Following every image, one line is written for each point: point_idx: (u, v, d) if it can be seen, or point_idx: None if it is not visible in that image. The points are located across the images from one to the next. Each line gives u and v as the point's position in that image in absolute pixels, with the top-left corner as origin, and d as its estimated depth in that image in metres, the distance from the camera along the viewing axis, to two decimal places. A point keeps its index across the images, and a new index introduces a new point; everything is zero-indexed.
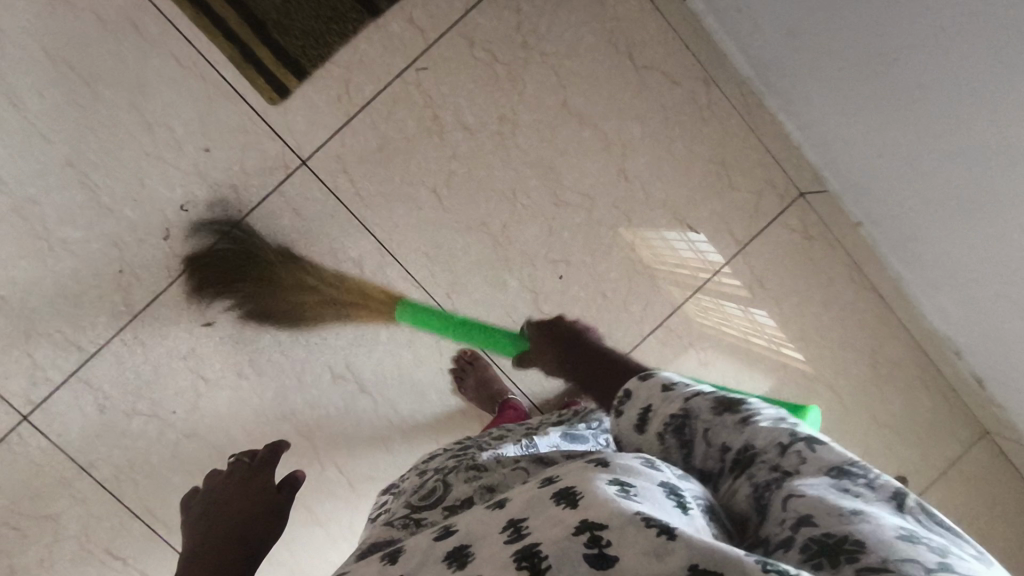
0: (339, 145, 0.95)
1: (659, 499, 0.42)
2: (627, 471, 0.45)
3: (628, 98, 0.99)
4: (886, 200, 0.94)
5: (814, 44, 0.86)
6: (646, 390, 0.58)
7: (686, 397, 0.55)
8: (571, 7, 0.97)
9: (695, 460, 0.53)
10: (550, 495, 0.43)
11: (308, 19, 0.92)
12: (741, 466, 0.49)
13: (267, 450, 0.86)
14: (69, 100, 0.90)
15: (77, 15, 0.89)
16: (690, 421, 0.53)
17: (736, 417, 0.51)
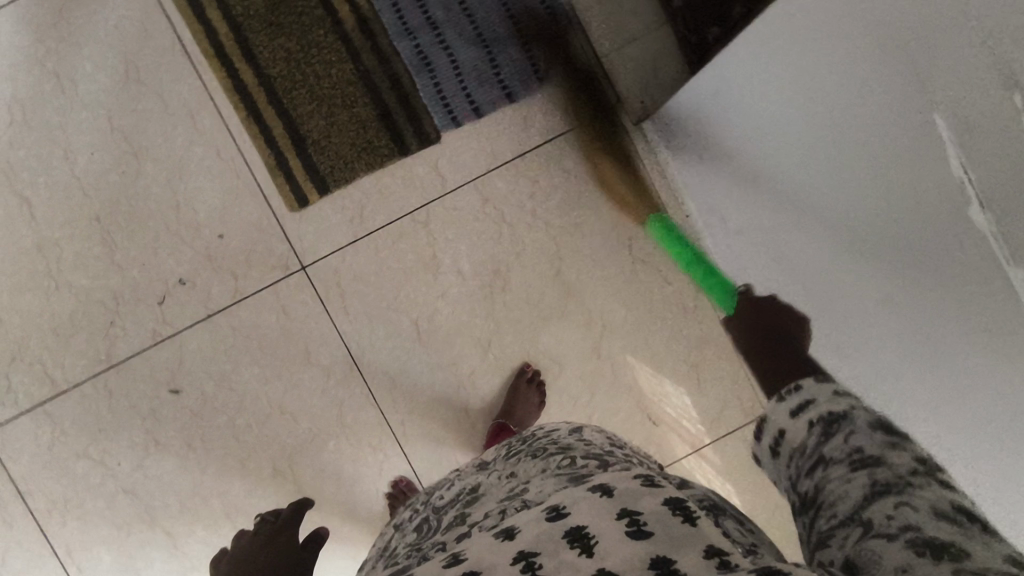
0: (340, 261, 1.01)
1: (663, 518, 0.47)
2: (634, 498, 0.49)
3: (619, 284, 1.03)
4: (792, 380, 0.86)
5: (744, 189, 0.86)
6: (819, 389, 0.59)
7: (854, 403, 0.56)
8: (585, 187, 1.02)
9: (826, 446, 0.54)
10: (563, 531, 0.47)
11: (344, 145, 1.00)
12: (863, 462, 0.50)
13: (290, 509, 0.98)
14: (116, 164, 0.99)
15: (146, 95, 0.99)
16: (845, 420, 0.54)
17: (889, 437, 0.51)
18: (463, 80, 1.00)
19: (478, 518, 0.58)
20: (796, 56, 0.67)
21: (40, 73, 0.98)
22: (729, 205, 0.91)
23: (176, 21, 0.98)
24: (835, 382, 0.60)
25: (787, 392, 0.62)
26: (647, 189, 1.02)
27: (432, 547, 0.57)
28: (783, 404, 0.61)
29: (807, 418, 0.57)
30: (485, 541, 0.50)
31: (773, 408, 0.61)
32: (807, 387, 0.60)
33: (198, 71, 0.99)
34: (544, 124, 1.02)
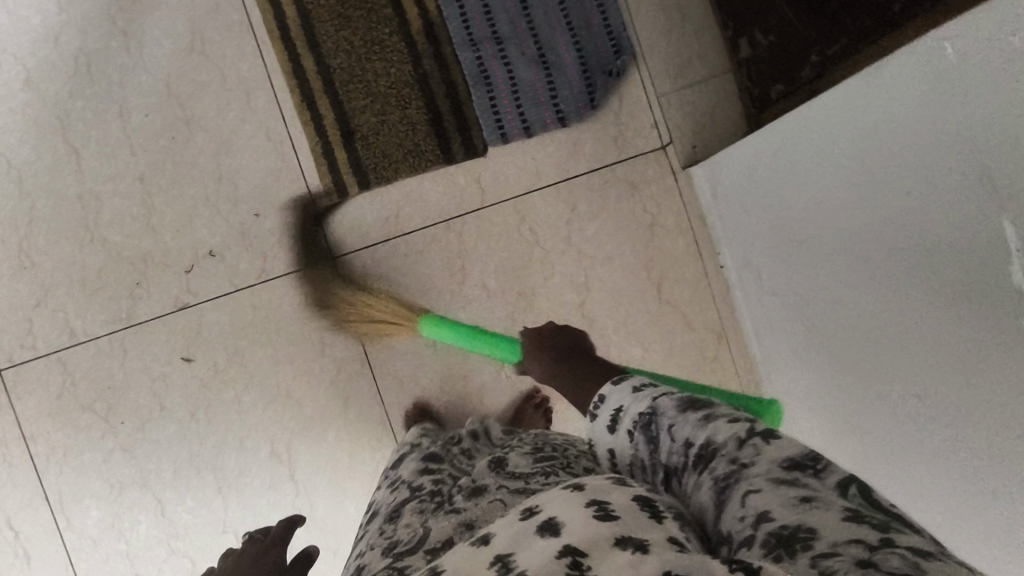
0: (368, 257, 1.01)
1: (634, 512, 0.45)
2: (605, 491, 0.47)
3: (642, 323, 1.02)
4: (799, 365, 0.88)
5: (761, 192, 0.85)
6: (624, 395, 0.60)
7: (656, 399, 0.56)
8: (623, 222, 1.01)
9: (662, 456, 0.53)
10: (533, 525, 0.45)
11: (390, 144, 1.00)
12: (700, 458, 0.49)
13: (281, 525, 0.89)
14: (167, 128, 1.00)
15: (205, 67, 1.00)
16: (658, 419, 0.54)
17: (699, 415, 0.52)
18: (519, 98, 1.00)
19: (470, 524, 0.56)
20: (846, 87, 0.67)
21: (110, 29, 0.99)
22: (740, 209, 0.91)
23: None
24: (635, 382, 0.61)
25: (597, 404, 0.62)
26: (685, 235, 1.01)
27: (421, 551, 0.55)
28: (605, 424, 0.60)
29: (628, 430, 0.57)
30: (462, 548, 0.47)
31: (597, 430, 0.61)
32: (616, 397, 0.60)
33: (261, 52, 1.00)
34: (591, 152, 1.01)
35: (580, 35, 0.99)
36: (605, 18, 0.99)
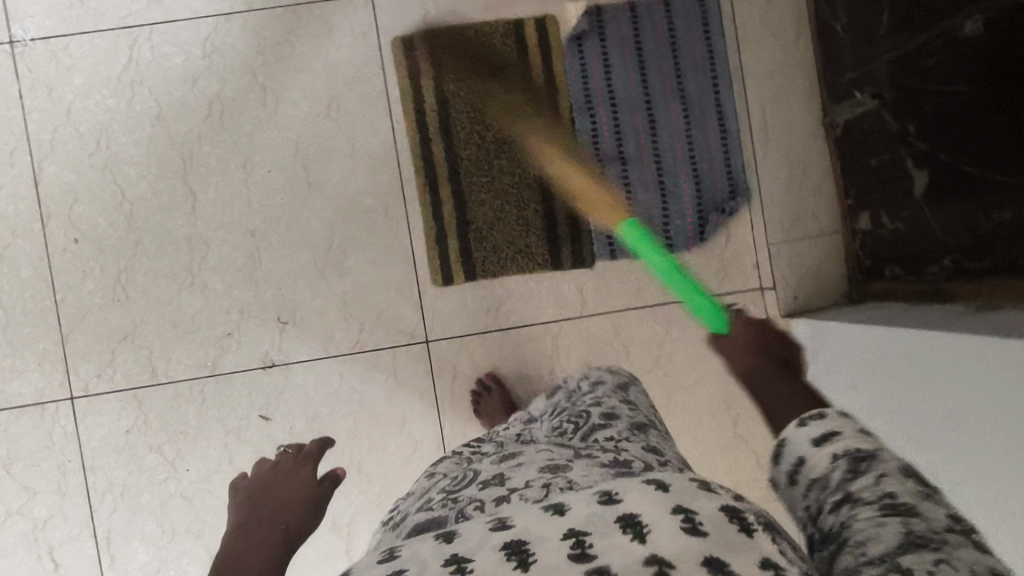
0: (462, 346, 1.02)
1: (720, 525, 0.45)
2: (692, 497, 0.47)
3: (714, 452, 1.04)
4: None
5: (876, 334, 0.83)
6: (847, 422, 0.50)
7: (882, 446, 0.48)
8: (712, 352, 1.04)
9: (851, 484, 0.47)
10: (615, 516, 0.45)
11: (503, 240, 1.02)
12: (894, 509, 0.44)
13: (314, 444, 0.92)
14: (288, 186, 1.00)
15: (338, 135, 1.01)
16: (874, 460, 0.47)
17: (923, 486, 0.45)
18: (633, 218, 1.03)
19: (518, 484, 0.56)
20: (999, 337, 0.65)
21: (249, 81, 1.00)
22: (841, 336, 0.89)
23: (390, 79, 1.01)
24: (861, 420, 0.51)
25: (813, 415, 0.52)
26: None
27: (471, 503, 0.55)
28: (803, 430, 0.51)
29: (829, 450, 0.49)
30: (532, 512, 0.48)
31: (790, 432, 0.52)
32: (830, 419, 0.51)
33: (394, 131, 1.01)
34: (692, 282, 1.05)
35: (701, 168, 1.03)
36: (727, 159, 1.02)
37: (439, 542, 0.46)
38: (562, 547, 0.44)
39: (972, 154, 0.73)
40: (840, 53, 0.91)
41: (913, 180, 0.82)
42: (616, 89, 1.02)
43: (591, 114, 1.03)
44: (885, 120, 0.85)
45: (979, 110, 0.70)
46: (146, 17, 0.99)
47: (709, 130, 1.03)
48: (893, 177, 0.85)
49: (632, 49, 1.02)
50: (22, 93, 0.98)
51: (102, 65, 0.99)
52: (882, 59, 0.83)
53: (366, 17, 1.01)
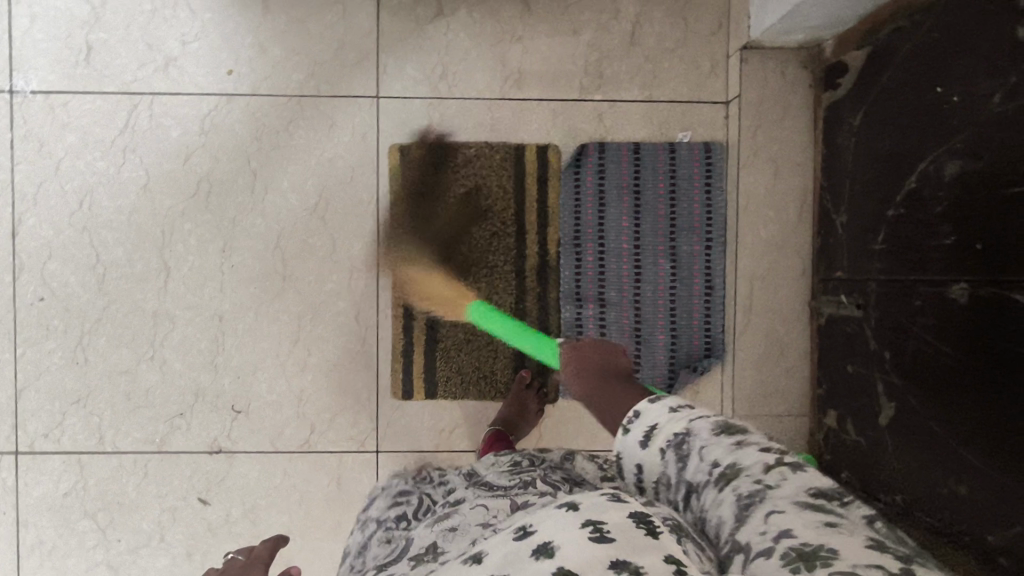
0: (411, 462, 1.02)
1: (630, 530, 0.44)
2: (601, 510, 0.47)
3: None
4: None
5: None
6: (659, 411, 0.60)
7: (691, 418, 0.58)
8: None
9: (687, 471, 0.55)
10: (529, 547, 0.44)
11: (468, 363, 1.01)
12: (723, 476, 0.52)
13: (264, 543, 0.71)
14: (263, 276, 1.00)
15: (320, 233, 1.00)
16: (689, 439, 0.56)
17: (735, 439, 0.54)
18: None
19: (449, 548, 0.56)
20: None
21: (241, 164, 0.99)
22: None
23: (382, 186, 1.00)
24: (669, 400, 0.61)
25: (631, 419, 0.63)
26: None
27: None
28: (633, 436, 0.61)
29: (658, 446, 0.58)
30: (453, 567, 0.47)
31: (622, 441, 0.61)
32: (649, 415, 0.61)
33: (378, 238, 1.00)
34: None
35: (680, 325, 1.00)
36: (707, 321, 1.00)
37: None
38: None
39: (939, 412, 0.70)
40: (835, 249, 0.89)
41: (881, 407, 0.79)
42: (607, 231, 1.00)
43: (577, 251, 1.00)
44: (865, 335, 0.82)
45: (954, 373, 0.68)
46: (149, 85, 0.98)
47: (695, 285, 1.00)
48: (861, 393, 0.84)
49: (629, 192, 1.00)
50: (15, 142, 0.98)
51: (97, 127, 0.98)
52: (873, 276, 0.80)
53: (369, 119, 0.99)
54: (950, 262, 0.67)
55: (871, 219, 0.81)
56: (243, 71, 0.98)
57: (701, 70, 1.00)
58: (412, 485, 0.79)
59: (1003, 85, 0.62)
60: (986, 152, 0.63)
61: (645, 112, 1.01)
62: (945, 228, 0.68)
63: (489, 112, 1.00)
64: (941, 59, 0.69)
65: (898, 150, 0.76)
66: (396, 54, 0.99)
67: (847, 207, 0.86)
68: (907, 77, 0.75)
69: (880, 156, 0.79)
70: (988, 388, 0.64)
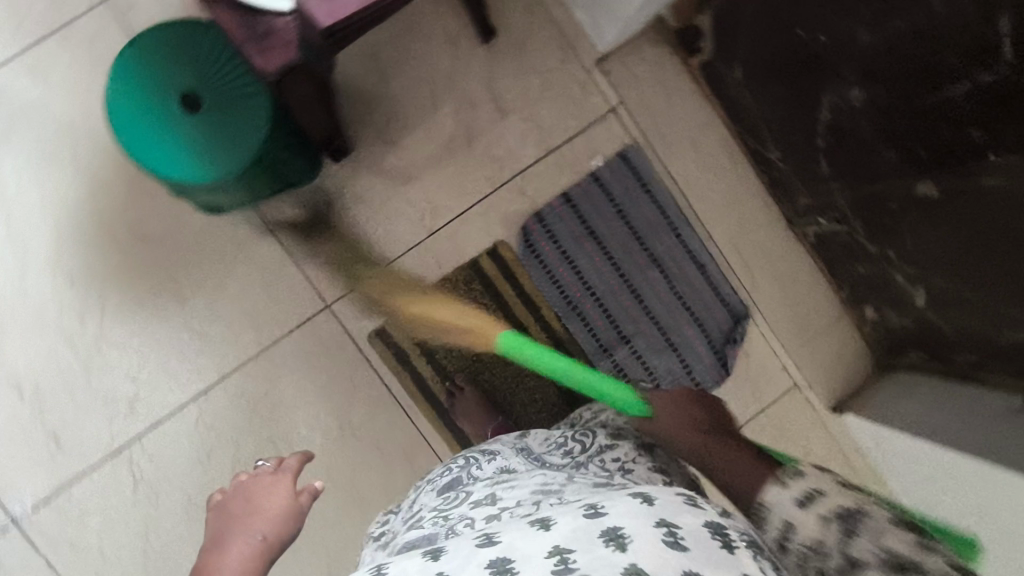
0: None
1: (703, 539, 0.50)
2: (675, 514, 0.52)
3: None
4: None
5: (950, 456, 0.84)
6: (825, 480, 0.58)
7: (862, 498, 0.56)
8: None
9: (848, 545, 0.54)
10: (598, 530, 0.49)
11: None
12: (901, 565, 0.51)
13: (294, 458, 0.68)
14: (342, 520, 0.99)
15: (360, 447, 1.00)
16: (864, 517, 0.54)
17: (914, 536, 0.52)
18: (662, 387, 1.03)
19: (510, 502, 0.60)
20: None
21: (257, 442, 0.98)
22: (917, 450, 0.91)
23: (383, 374, 1.00)
24: (836, 473, 0.59)
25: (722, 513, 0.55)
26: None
27: (461, 520, 0.59)
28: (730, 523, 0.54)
29: (816, 513, 0.56)
30: (521, 528, 0.52)
31: (774, 500, 0.59)
32: (816, 480, 0.59)
33: (412, 418, 1.01)
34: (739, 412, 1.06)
35: (699, 312, 1.03)
36: (717, 293, 1.03)
37: (425, 561, 0.51)
38: (546, 564, 0.47)
39: (950, 278, 0.76)
40: (786, 180, 0.94)
41: (911, 292, 0.85)
42: (590, 279, 1.02)
43: (578, 312, 1.02)
44: (859, 239, 0.87)
45: (967, 257, 0.71)
46: (128, 434, 0.96)
47: (689, 273, 1.03)
48: (884, 284, 0.89)
49: (584, 237, 1.02)
50: (48, 563, 0.95)
51: (110, 500, 0.96)
52: (837, 196, 0.85)
53: (333, 328, 0.99)
54: (903, 171, 0.71)
55: (804, 151, 0.85)
56: (200, 364, 0.97)
57: (573, 97, 1.01)
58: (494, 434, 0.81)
59: (859, 21, 0.64)
60: (879, 76, 0.66)
61: (554, 163, 1.02)
62: (876, 142, 0.72)
63: (426, 252, 1.01)
64: (787, 10, 0.73)
65: (792, 92, 0.80)
66: (319, 259, 0.99)
67: (776, 147, 0.90)
68: (762, 30, 0.78)
69: (779, 100, 0.83)
70: (984, 253, 0.68)
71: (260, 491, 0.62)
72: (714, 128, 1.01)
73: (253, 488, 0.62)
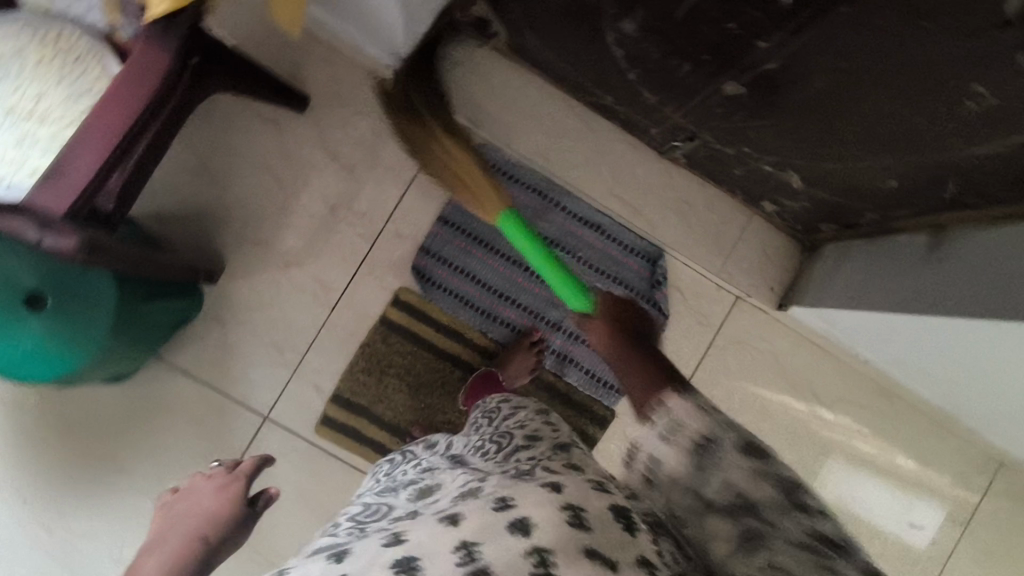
0: None
1: (606, 519, 0.45)
2: (583, 499, 0.47)
3: (822, 433, 1.07)
4: (930, 377, 0.94)
5: (869, 288, 0.83)
6: None
7: None
8: (756, 375, 1.06)
9: None
10: (504, 519, 0.44)
11: None
12: None
13: (251, 461, 0.67)
14: None
15: None
16: None
17: None
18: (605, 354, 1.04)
19: (423, 499, 0.54)
20: (958, 295, 0.68)
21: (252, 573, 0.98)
22: (835, 300, 0.90)
23: (345, 456, 1.01)
24: None
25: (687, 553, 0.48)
26: (821, 355, 1.07)
27: (375, 523, 0.53)
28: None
29: None
30: (428, 520, 0.47)
31: None
32: None
33: None
34: (692, 346, 1.05)
35: (612, 270, 1.02)
36: (621, 245, 1.02)
37: (326, 567, 0.45)
38: (456, 564, 0.41)
39: (801, 151, 0.74)
40: (631, 117, 0.91)
41: (785, 177, 0.83)
42: (496, 285, 1.02)
43: (498, 319, 1.03)
44: (717, 147, 0.85)
45: (801, 127, 0.69)
46: None
47: (586, 237, 1.02)
48: (761, 178, 0.87)
49: (474, 250, 1.02)
50: None
51: None
52: (675, 116, 0.83)
53: (281, 434, 1.00)
54: (705, 74, 0.69)
55: (624, 88, 0.83)
56: None
57: None
58: (414, 449, 0.75)
59: None
60: (632, 3, 0.64)
61: (417, 193, 1.01)
62: (668, 59, 0.70)
63: (336, 325, 1.00)
64: None
65: (582, 40, 0.78)
66: (240, 378, 0.99)
67: (603, 91, 0.87)
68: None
69: (578, 52, 0.81)
70: (814, 119, 0.66)
71: (206, 496, 0.62)
72: (550, 96, 1.00)
73: (200, 492, 0.63)
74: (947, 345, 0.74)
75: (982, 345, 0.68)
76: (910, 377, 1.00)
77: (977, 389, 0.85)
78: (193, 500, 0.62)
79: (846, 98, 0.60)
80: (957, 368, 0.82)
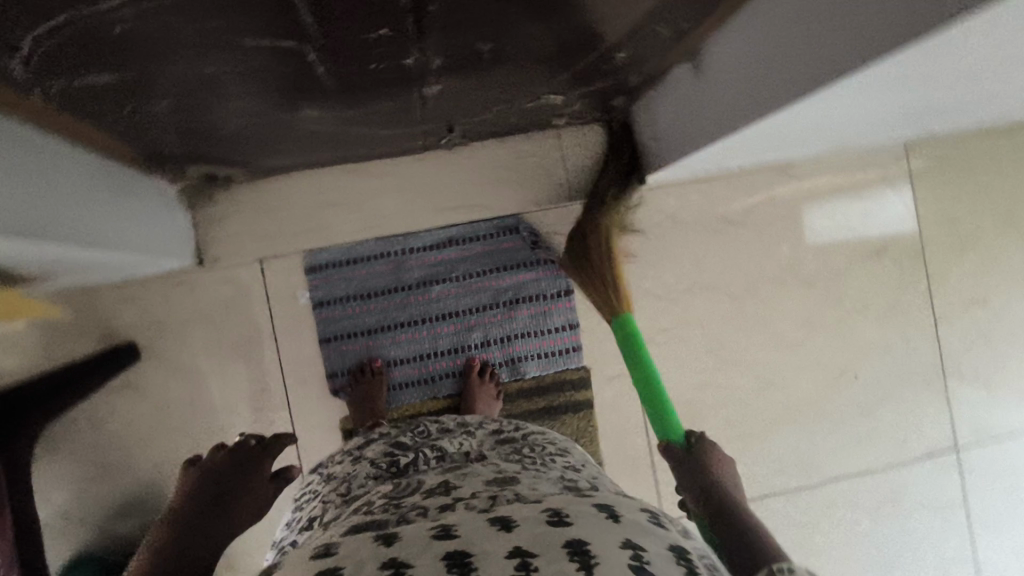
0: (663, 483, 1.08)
1: (667, 564, 0.43)
2: (640, 535, 0.46)
3: (753, 243, 1.09)
4: (793, 147, 0.94)
5: (697, 121, 0.79)
6: None
7: None
8: (668, 245, 1.07)
9: None
10: (562, 539, 0.43)
11: None
12: None
13: (278, 438, 0.80)
14: None
15: None
16: None
17: None
18: (544, 332, 1.04)
19: (464, 490, 0.53)
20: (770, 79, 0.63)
21: None
22: (677, 151, 0.86)
23: None
24: None
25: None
26: (704, 186, 1.08)
27: (414, 509, 0.51)
28: None
29: None
30: (474, 523, 0.46)
31: None
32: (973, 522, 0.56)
33: None
34: None
35: (491, 263, 1.02)
36: (481, 239, 1.02)
37: (376, 548, 0.44)
38: (507, 568, 0.40)
39: (533, 82, 0.73)
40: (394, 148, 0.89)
41: (547, 100, 0.82)
42: (413, 352, 1.02)
43: (439, 376, 1.03)
44: (477, 121, 0.84)
45: (509, 72, 0.67)
46: None
47: (450, 255, 1.02)
48: (533, 112, 0.86)
49: (371, 341, 1.01)
50: None
51: None
52: (421, 128, 0.81)
53: None
54: (399, 96, 0.67)
55: (361, 139, 0.80)
56: None
57: (234, 293, 0.98)
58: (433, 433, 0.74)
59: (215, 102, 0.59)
60: (286, 97, 0.62)
61: (290, 338, 1.00)
62: (362, 107, 0.68)
63: None
64: (194, 130, 0.68)
65: (288, 136, 0.75)
66: None
67: (352, 151, 0.85)
68: (212, 142, 0.73)
69: (299, 143, 0.78)
70: (510, 62, 0.64)
71: (232, 466, 0.76)
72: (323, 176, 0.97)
73: (227, 462, 0.76)
74: (789, 124, 0.70)
75: (825, 106, 0.63)
76: (783, 154, 1.00)
77: (841, 127, 0.83)
78: (216, 476, 0.75)
79: (511, 39, 0.58)
80: (815, 127, 0.79)
